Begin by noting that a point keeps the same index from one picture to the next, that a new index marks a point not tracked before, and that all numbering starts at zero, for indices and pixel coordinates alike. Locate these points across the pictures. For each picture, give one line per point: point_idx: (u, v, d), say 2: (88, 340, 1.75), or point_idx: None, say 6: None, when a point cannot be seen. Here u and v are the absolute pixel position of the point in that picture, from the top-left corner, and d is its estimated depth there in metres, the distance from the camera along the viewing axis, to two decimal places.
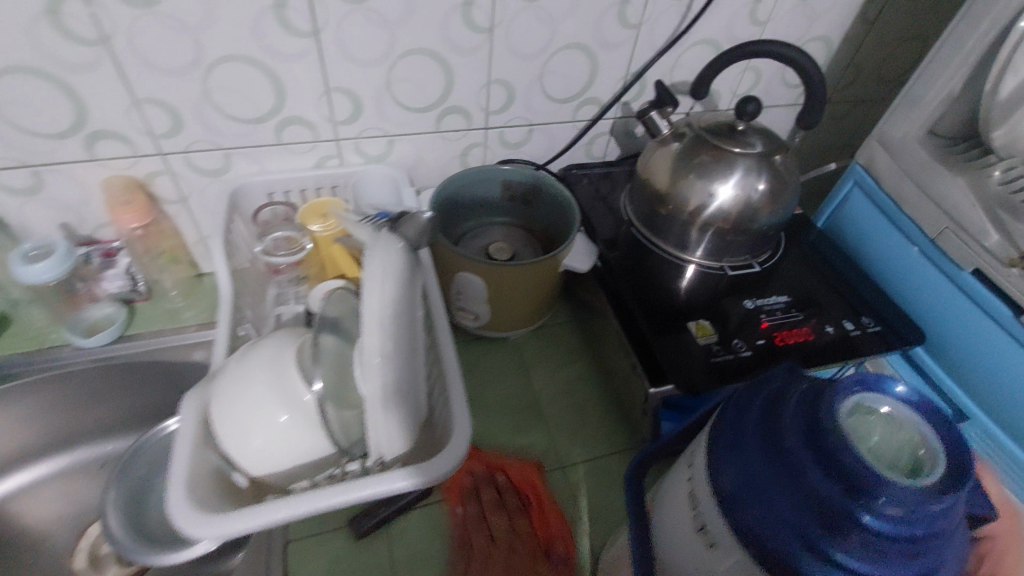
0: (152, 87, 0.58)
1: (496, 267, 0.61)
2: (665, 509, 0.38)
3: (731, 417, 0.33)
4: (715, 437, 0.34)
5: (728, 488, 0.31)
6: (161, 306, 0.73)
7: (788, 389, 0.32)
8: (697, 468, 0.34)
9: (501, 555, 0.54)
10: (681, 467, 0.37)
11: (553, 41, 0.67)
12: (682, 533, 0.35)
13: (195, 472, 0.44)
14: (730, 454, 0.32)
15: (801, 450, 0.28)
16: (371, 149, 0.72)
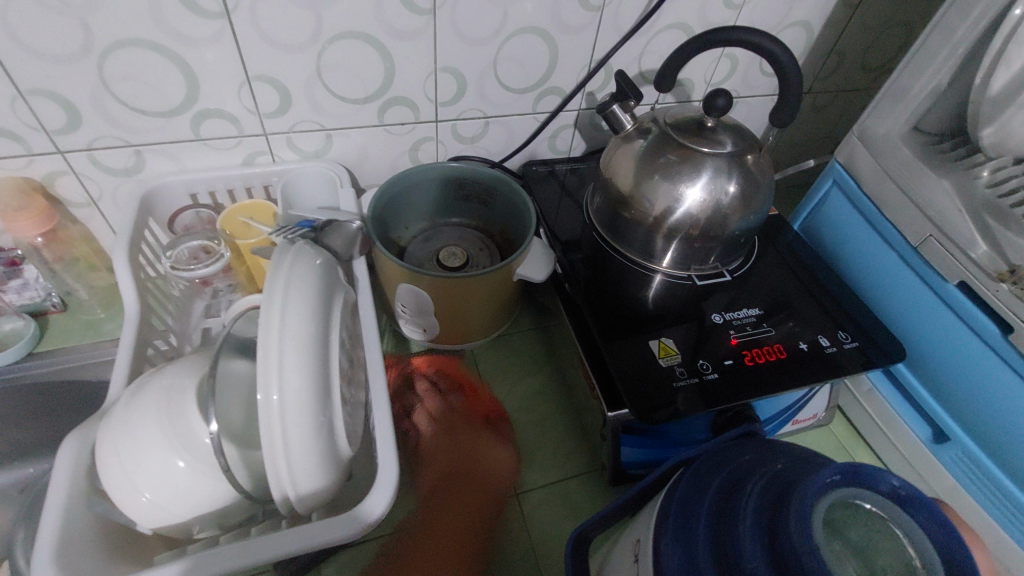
0: (37, 76, 0.50)
1: (439, 279, 0.55)
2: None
3: (685, 490, 0.30)
4: (665, 511, 0.30)
5: (669, 573, 0.27)
6: (79, 318, 0.66)
7: (751, 478, 0.28)
8: (643, 549, 0.30)
9: (448, 429, 0.58)
10: (629, 538, 0.32)
11: (505, 25, 0.60)
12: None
13: (70, 532, 0.38)
14: (677, 533, 0.28)
15: (751, 546, 0.24)
16: (307, 145, 0.65)
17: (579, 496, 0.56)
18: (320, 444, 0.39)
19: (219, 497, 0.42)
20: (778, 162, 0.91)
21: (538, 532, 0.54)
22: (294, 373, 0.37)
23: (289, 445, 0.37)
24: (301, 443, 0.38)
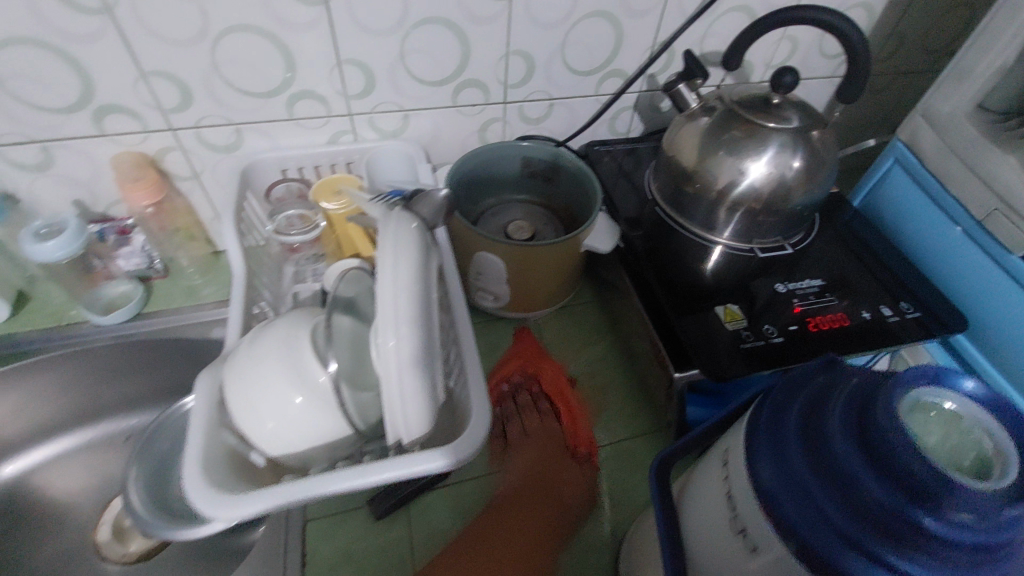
0: (158, 58, 0.56)
1: (516, 247, 0.59)
2: (696, 502, 0.37)
3: (769, 413, 0.32)
4: (752, 434, 0.32)
5: (766, 479, 0.30)
6: (180, 283, 0.73)
7: (834, 388, 0.30)
8: (733, 461, 0.33)
9: (529, 442, 0.67)
10: (715, 458, 0.36)
11: (575, 9, 0.64)
12: (721, 537, 0.33)
13: (211, 452, 0.43)
14: (770, 450, 0.30)
15: (845, 444, 0.27)
16: (387, 125, 0.70)
17: (644, 455, 0.60)
18: (426, 386, 0.43)
19: (330, 430, 0.46)
20: (845, 137, 0.91)
21: (605, 483, 0.58)
22: (406, 319, 0.42)
23: (403, 381, 0.42)
24: (411, 382, 0.42)
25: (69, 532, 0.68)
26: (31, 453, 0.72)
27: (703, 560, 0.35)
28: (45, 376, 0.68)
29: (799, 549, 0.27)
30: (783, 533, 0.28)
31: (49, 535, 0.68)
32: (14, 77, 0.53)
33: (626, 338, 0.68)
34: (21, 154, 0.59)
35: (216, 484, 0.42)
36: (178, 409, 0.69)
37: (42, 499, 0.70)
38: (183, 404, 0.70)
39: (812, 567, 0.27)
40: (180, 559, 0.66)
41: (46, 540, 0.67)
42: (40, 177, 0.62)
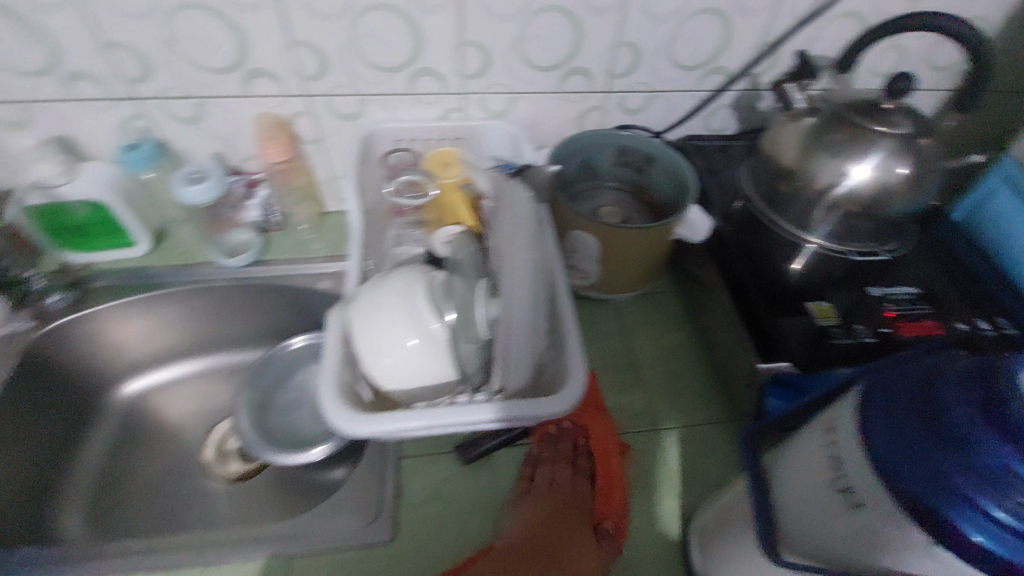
0: (307, 30, 0.62)
1: (613, 228, 0.62)
2: (791, 467, 0.39)
3: (882, 388, 0.34)
4: (863, 405, 0.35)
5: (875, 438, 0.32)
6: (292, 237, 0.80)
7: (954, 364, 0.32)
8: (843, 428, 0.35)
9: (552, 501, 0.55)
10: (817, 429, 0.38)
11: (689, 5, 0.66)
12: (820, 495, 0.36)
13: (340, 379, 0.50)
14: (880, 414, 0.33)
15: (958, 407, 0.29)
16: (494, 106, 0.74)
17: (717, 441, 0.62)
18: None
19: (438, 373, 0.51)
20: (954, 143, 0.88)
21: (678, 462, 0.60)
22: None
23: None
24: (523, 319, 0.52)
25: (179, 446, 0.76)
26: (152, 375, 0.80)
27: (795, 519, 0.38)
28: (173, 307, 0.77)
29: (910, 507, 0.30)
30: (895, 493, 0.30)
31: (162, 447, 0.75)
32: (187, 39, 0.61)
33: (705, 329, 0.70)
34: (180, 108, 0.67)
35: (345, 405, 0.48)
36: (284, 348, 0.79)
37: (157, 417, 0.78)
38: (288, 343, 0.79)
39: (922, 522, 0.29)
40: (274, 483, 0.72)
41: (158, 452, 0.75)
42: (191, 129, 0.70)
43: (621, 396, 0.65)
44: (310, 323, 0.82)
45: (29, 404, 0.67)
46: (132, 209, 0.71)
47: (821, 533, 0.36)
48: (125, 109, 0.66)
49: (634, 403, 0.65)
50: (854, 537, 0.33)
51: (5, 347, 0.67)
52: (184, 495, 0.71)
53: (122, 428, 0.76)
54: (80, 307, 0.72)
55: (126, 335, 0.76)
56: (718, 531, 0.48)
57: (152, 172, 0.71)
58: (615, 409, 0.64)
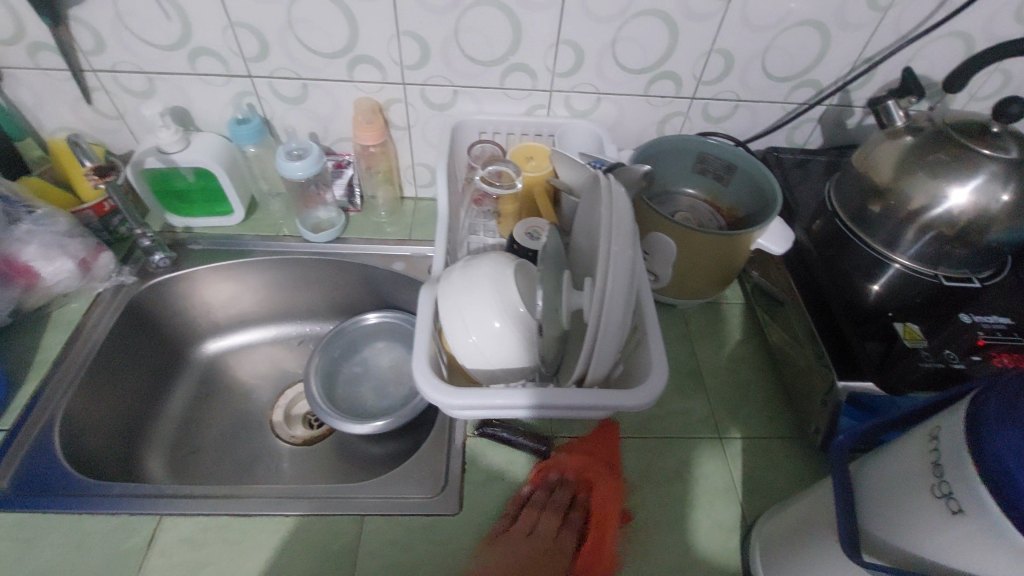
0: (414, 21, 0.65)
1: (693, 231, 0.62)
2: (880, 472, 0.40)
3: (999, 397, 0.32)
4: (975, 417, 0.33)
5: (990, 452, 0.31)
6: (371, 219, 0.84)
7: None
8: (945, 432, 0.35)
9: (531, 550, 0.52)
10: (915, 439, 0.38)
11: (790, 16, 0.65)
12: (914, 499, 0.36)
13: (429, 351, 0.53)
14: (998, 428, 0.31)
15: None
16: (579, 105, 0.76)
17: (782, 456, 0.61)
18: (621, 334, 0.47)
19: (520, 356, 0.53)
20: None
21: (740, 471, 0.60)
22: (620, 273, 0.46)
23: (605, 326, 0.46)
24: (615, 322, 0.46)
25: (250, 406, 0.80)
26: (230, 337, 0.85)
27: (881, 525, 0.38)
28: (257, 275, 0.81)
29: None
30: (1008, 506, 0.30)
31: (234, 405, 0.80)
32: (304, 24, 0.65)
33: (774, 342, 0.69)
34: (287, 88, 0.72)
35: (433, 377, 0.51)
36: (358, 322, 0.82)
37: (231, 376, 0.83)
38: (363, 319, 0.83)
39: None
40: (336, 450, 0.76)
41: (231, 408, 0.79)
42: (294, 108, 0.74)
43: (685, 402, 0.65)
44: (380, 301, 0.85)
45: (127, 351, 0.73)
46: (233, 180, 0.77)
47: (911, 538, 0.35)
48: (238, 86, 0.71)
49: (696, 409, 0.65)
50: (950, 544, 0.33)
51: (113, 297, 0.73)
52: (254, 452, 0.75)
53: (201, 383, 0.81)
54: (178, 266, 0.77)
55: (214, 296, 0.82)
56: (783, 541, 0.47)
57: (255, 147, 0.76)
58: (678, 413, 0.64)
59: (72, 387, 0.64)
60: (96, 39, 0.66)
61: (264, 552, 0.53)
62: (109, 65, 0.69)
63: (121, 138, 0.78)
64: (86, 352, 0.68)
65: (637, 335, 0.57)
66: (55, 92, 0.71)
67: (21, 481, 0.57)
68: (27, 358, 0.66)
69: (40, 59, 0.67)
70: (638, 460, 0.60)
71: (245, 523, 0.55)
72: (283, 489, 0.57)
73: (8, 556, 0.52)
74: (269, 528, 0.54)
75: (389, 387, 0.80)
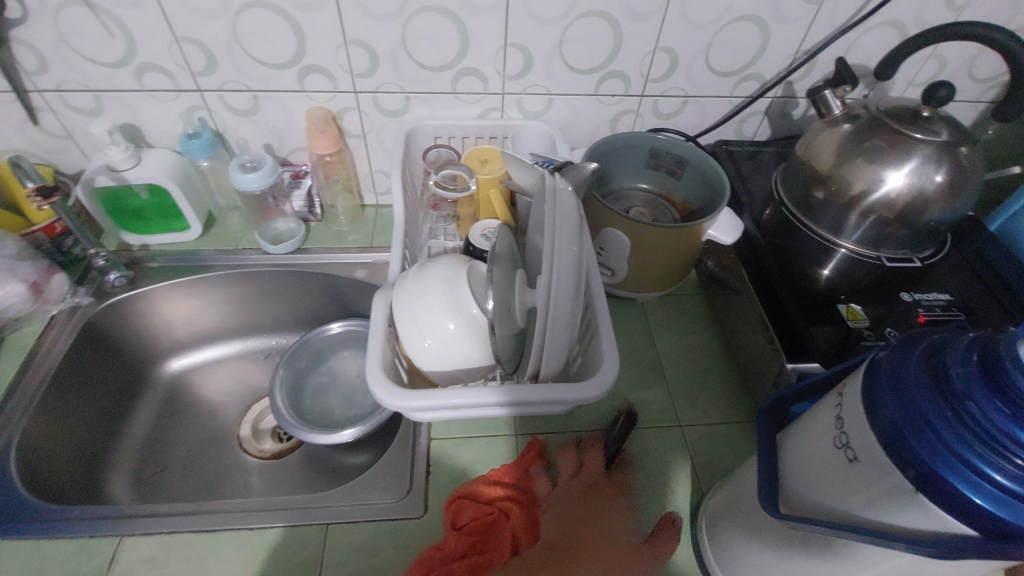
0: (360, 30, 0.65)
1: (645, 225, 0.63)
2: (797, 436, 0.41)
3: (888, 362, 0.34)
4: (870, 379, 0.34)
5: (882, 412, 0.32)
6: (331, 228, 0.84)
7: (950, 340, 0.32)
8: (849, 389, 0.36)
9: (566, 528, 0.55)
10: (826, 399, 0.39)
11: (729, 12, 0.67)
12: (821, 452, 0.37)
13: (383, 356, 0.53)
14: (889, 389, 0.32)
15: (964, 378, 0.29)
16: (531, 106, 0.77)
17: (739, 440, 0.62)
18: (568, 328, 0.48)
19: (474, 356, 0.53)
20: (991, 157, 0.87)
21: (699, 457, 0.61)
22: (564, 268, 0.46)
23: (552, 321, 0.46)
24: (563, 313, 0.47)
25: (217, 422, 0.79)
26: (193, 354, 0.84)
27: (799, 484, 0.39)
28: (217, 290, 0.81)
29: (918, 480, 0.30)
30: (904, 466, 0.31)
31: (200, 422, 0.79)
32: (249, 36, 0.65)
33: (730, 329, 0.71)
34: (238, 100, 0.72)
35: (387, 381, 0.51)
36: (322, 332, 0.82)
37: (196, 393, 0.82)
38: (327, 328, 0.82)
39: (929, 491, 0.30)
40: (305, 462, 0.75)
41: (196, 426, 0.79)
42: (247, 120, 0.74)
43: (646, 392, 0.66)
44: (344, 310, 0.85)
45: (86, 373, 0.72)
46: (188, 195, 0.76)
47: (818, 492, 0.37)
48: (188, 100, 0.71)
49: (657, 399, 0.66)
50: (848, 490, 0.34)
51: (68, 319, 0.72)
52: (221, 468, 0.74)
53: (165, 402, 0.80)
54: (136, 285, 0.76)
55: (175, 314, 0.81)
56: (726, 517, 0.48)
57: (208, 161, 0.75)
58: (639, 405, 0.65)
59: (27, 413, 0.63)
60: (38, 59, 0.65)
61: (225, 567, 0.52)
62: (53, 84, 0.68)
63: (72, 158, 0.77)
64: (42, 377, 0.66)
65: (590, 328, 0.58)
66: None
67: None
68: None
69: None
70: (601, 453, 0.61)
71: (209, 539, 0.54)
72: (254, 504, 0.57)
73: None
74: (233, 542, 0.54)
75: (356, 395, 0.80)
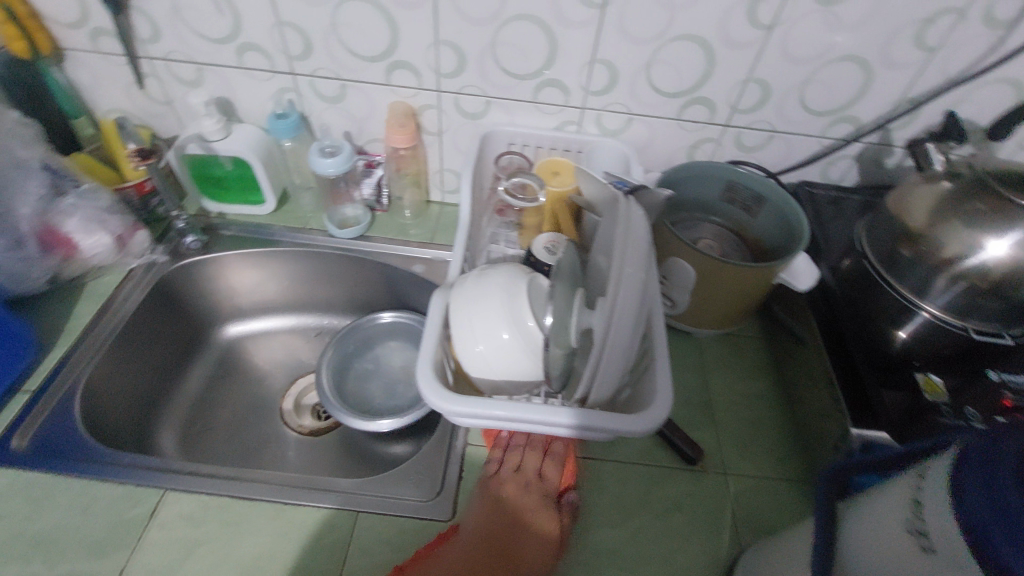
0: (453, 32, 0.66)
1: (715, 261, 0.61)
2: (862, 513, 0.38)
3: (980, 451, 0.31)
4: (960, 468, 0.31)
5: (969, 505, 0.29)
6: (395, 219, 0.86)
7: None
8: (932, 474, 0.34)
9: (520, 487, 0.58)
10: (902, 478, 0.36)
11: (831, 50, 0.65)
12: (889, 536, 0.34)
13: (435, 355, 0.53)
14: (979, 480, 0.29)
15: None
16: (610, 124, 0.76)
17: (786, 498, 0.59)
18: (625, 358, 0.47)
19: (524, 371, 0.53)
20: None
21: (739, 508, 0.58)
22: (631, 296, 0.45)
23: (610, 349, 0.45)
24: (620, 342, 0.46)
25: (263, 391, 0.82)
26: (250, 322, 0.87)
27: (858, 563, 0.36)
28: (281, 265, 0.83)
29: None
30: (982, 562, 0.28)
31: (247, 388, 0.82)
32: (347, 27, 0.67)
33: (791, 381, 0.67)
34: (328, 87, 0.74)
35: (435, 380, 0.51)
36: (374, 320, 0.84)
37: (248, 361, 0.85)
38: (379, 317, 0.84)
39: None
40: (340, 444, 0.77)
41: (244, 392, 0.82)
42: (332, 106, 0.77)
43: (691, 432, 0.64)
44: (396, 301, 0.87)
45: (153, 325, 0.76)
46: (267, 170, 0.79)
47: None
48: (281, 81, 0.74)
49: (702, 441, 0.64)
50: None
51: (144, 274, 0.76)
52: (261, 437, 0.77)
53: (218, 364, 0.83)
54: (209, 250, 0.80)
55: (241, 282, 0.84)
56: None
57: (291, 141, 0.78)
58: None
59: (96, 356, 0.67)
60: (153, 28, 0.69)
61: (255, 537, 0.54)
62: (162, 53, 0.72)
63: (167, 123, 0.82)
64: (114, 325, 0.70)
65: (645, 360, 0.56)
66: (111, 75, 0.75)
67: (39, 444, 0.59)
68: (59, 324, 0.69)
69: (101, 43, 0.71)
70: (638, 489, 0.59)
71: (243, 506, 0.56)
72: (314, 481, 0.58)
73: (18, 513, 0.54)
74: (266, 513, 0.55)
75: (398, 386, 0.81)
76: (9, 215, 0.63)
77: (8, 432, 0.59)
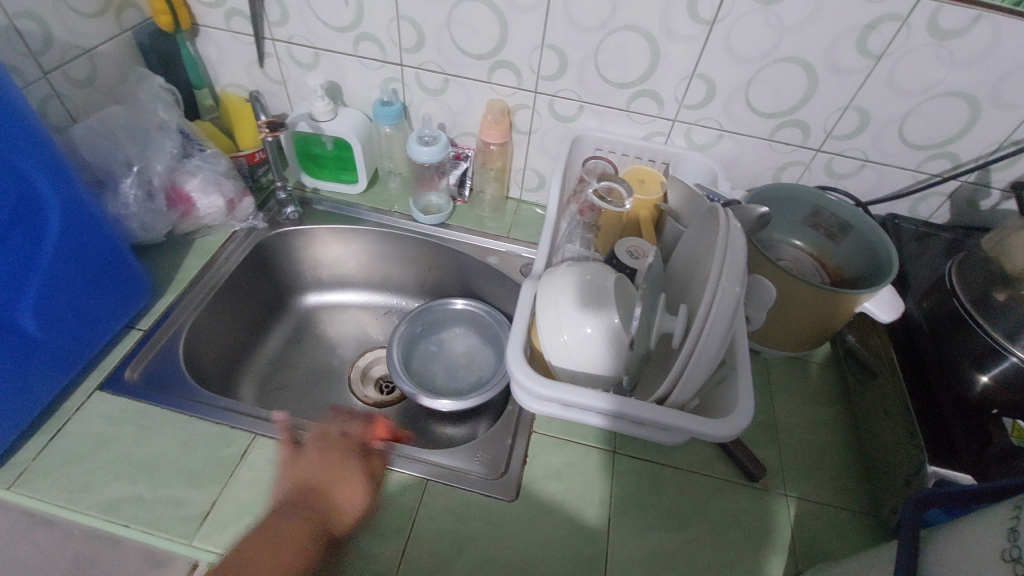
0: (560, 37, 0.69)
1: (800, 282, 0.61)
2: (952, 542, 0.38)
3: None
4: None
5: None
6: (474, 211, 0.90)
7: None
8: None
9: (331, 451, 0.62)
10: (996, 510, 0.36)
11: (939, 85, 0.64)
12: (984, 563, 0.34)
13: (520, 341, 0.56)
14: None
15: None
16: (699, 139, 0.77)
17: (845, 526, 0.59)
18: (712, 362, 0.48)
19: (604, 365, 0.55)
20: None
21: (796, 530, 0.58)
22: (727, 303, 0.46)
23: (699, 351, 0.46)
24: (711, 346, 0.47)
25: (335, 359, 0.87)
26: (328, 293, 0.93)
27: None
28: (365, 244, 0.88)
29: None
30: None
31: (320, 355, 0.87)
32: (461, 25, 0.71)
33: (861, 414, 0.67)
34: (432, 81, 0.78)
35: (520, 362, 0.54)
36: (446, 306, 0.87)
37: (322, 329, 0.90)
38: (451, 303, 0.87)
39: None
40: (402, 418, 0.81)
41: (317, 357, 0.87)
42: (433, 99, 0.81)
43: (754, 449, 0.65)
44: (466, 289, 0.90)
45: (247, 285, 0.82)
46: (364, 152, 0.84)
47: None
48: (389, 71, 0.79)
49: (765, 458, 0.64)
50: None
51: (245, 238, 0.82)
52: (331, 401, 0.81)
53: (295, 329, 0.89)
54: (302, 222, 0.86)
55: (326, 255, 0.90)
56: None
57: (390, 128, 0.83)
58: None
59: (198, 308, 0.73)
60: (284, 14, 0.75)
61: (333, 488, 0.58)
62: (287, 36, 0.78)
63: (279, 101, 0.88)
64: (217, 279, 0.76)
65: (723, 370, 0.57)
66: (238, 53, 0.82)
67: (149, 377, 0.65)
68: (170, 273, 0.75)
69: (233, 23, 0.78)
70: (697, 498, 0.60)
71: (323, 459, 0.60)
72: (391, 447, 0.62)
73: (130, 437, 0.59)
74: (343, 468, 0.59)
75: (460, 371, 0.85)
76: (147, 170, 0.71)
77: (123, 363, 0.65)
